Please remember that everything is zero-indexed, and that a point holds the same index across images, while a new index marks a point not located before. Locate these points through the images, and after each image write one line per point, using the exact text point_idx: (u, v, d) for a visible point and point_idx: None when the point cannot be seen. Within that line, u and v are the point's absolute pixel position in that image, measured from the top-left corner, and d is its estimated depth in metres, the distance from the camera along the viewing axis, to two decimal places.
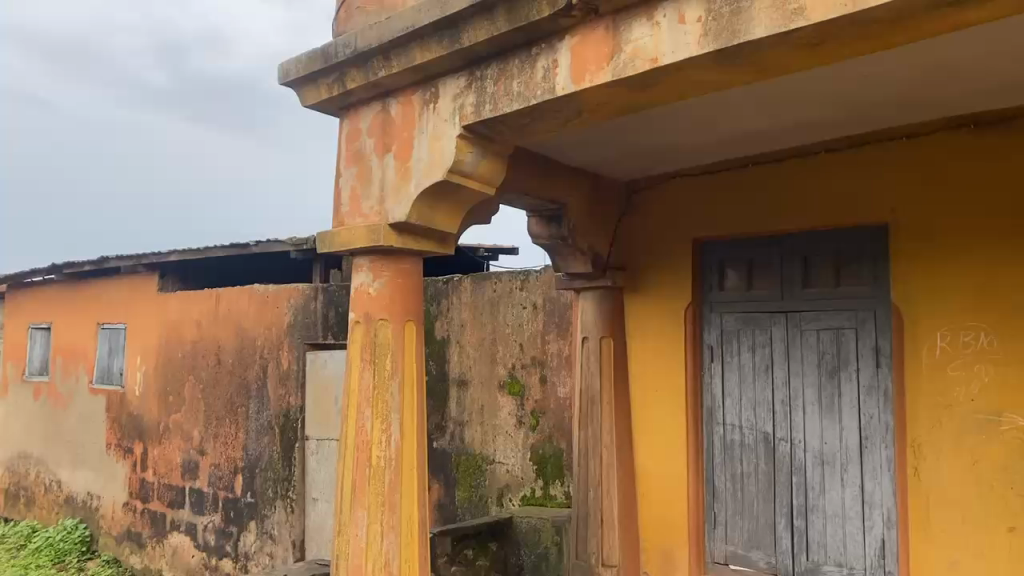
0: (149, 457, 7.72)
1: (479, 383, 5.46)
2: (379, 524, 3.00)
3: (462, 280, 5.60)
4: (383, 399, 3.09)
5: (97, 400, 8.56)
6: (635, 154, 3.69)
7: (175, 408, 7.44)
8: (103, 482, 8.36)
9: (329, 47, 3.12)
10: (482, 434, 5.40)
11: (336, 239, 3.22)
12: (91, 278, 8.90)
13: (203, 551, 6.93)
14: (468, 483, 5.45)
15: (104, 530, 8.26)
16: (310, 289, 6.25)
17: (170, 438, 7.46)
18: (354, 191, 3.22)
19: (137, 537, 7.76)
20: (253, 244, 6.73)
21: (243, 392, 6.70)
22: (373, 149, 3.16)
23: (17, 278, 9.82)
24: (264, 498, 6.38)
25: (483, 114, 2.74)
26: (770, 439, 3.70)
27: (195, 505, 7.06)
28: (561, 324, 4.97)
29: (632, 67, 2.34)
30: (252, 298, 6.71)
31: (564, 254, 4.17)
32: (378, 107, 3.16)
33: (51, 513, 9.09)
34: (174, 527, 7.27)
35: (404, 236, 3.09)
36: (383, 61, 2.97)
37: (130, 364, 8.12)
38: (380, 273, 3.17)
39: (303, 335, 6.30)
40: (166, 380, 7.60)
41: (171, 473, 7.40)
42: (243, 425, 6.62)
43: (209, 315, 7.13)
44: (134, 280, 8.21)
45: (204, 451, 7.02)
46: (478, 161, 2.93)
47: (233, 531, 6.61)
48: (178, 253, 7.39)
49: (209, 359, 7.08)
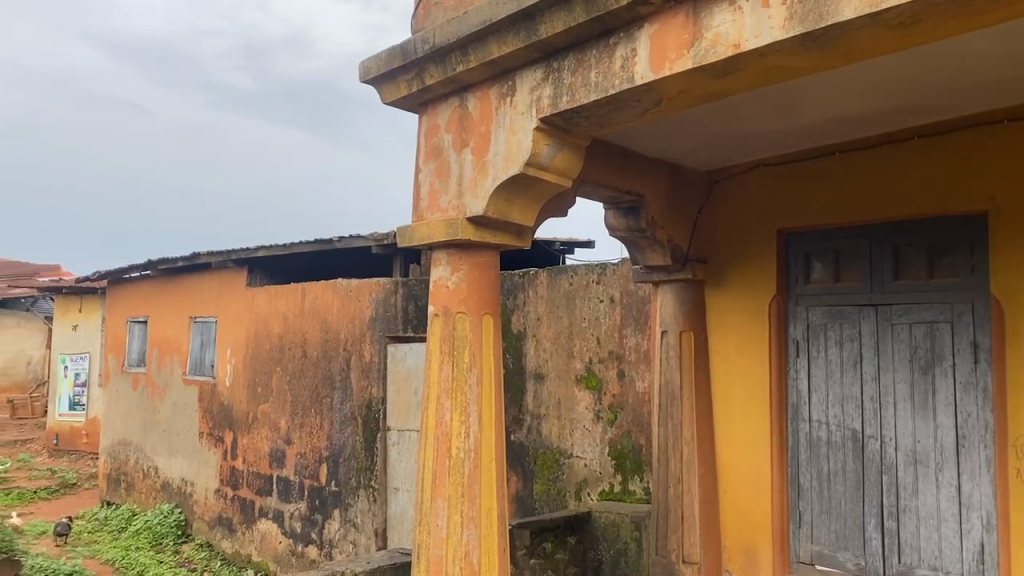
0: (239, 445, 8.01)
1: (556, 376, 5.45)
2: (459, 515, 3.03)
3: (539, 273, 5.60)
4: (462, 391, 3.12)
5: (190, 391, 8.94)
6: (715, 144, 3.61)
7: (263, 399, 7.70)
8: (196, 469, 8.73)
9: (408, 44, 3.16)
10: (560, 428, 5.40)
11: (415, 234, 3.27)
12: (184, 274, 9.29)
13: (289, 537, 7.15)
14: (546, 477, 5.45)
15: (197, 515, 8.61)
16: (390, 284, 6.35)
17: (258, 427, 7.73)
18: (433, 187, 3.26)
19: (228, 523, 8.06)
20: (336, 240, 6.88)
21: (327, 383, 6.88)
22: (451, 145, 3.19)
23: (117, 274, 10.32)
24: (348, 487, 6.52)
25: (560, 106, 2.72)
26: (859, 437, 3.57)
27: (282, 493, 7.29)
28: (639, 318, 4.91)
29: (714, 53, 2.29)
30: (336, 292, 6.87)
31: (642, 247, 4.13)
32: (455, 103, 3.18)
33: (150, 498, 9.54)
34: (263, 513, 7.52)
35: (482, 230, 3.11)
36: (461, 57, 2.99)
37: (221, 357, 8.44)
38: (458, 267, 3.20)
39: (384, 328, 6.41)
40: (254, 371, 7.87)
41: (259, 461, 7.67)
42: (328, 415, 6.80)
43: (295, 309, 7.35)
44: (223, 275, 8.53)
45: (291, 441, 7.23)
46: (555, 154, 2.92)
47: (318, 519, 6.80)
48: (265, 250, 7.64)
49: (295, 352, 7.30)
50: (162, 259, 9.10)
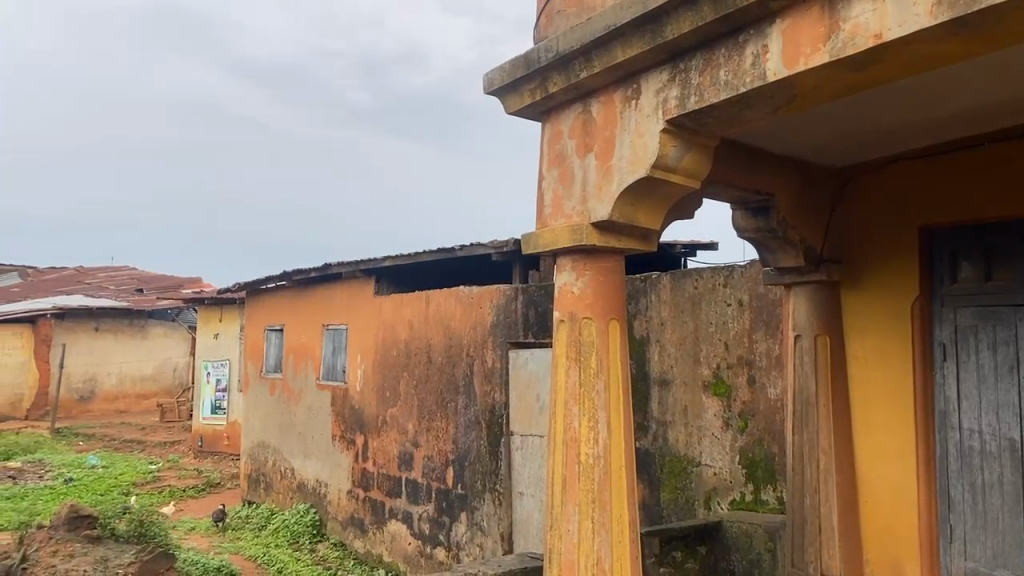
0: (369, 448, 8.30)
1: (682, 382, 5.35)
2: (591, 521, 3.02)
3: (662, 277, 5.51)
4: (590, 397, 3.11)
5: (323, 395, 9.35)
6: (849, 138, 3.45)
7: (391, 403, 7.95)
8: (330, 470, 9.10)
9: (531, 53, 3.20)
10: (687, 435, 5.29)
11: (540, 240, 3.29)
12: (315, 285, 9.72)
13: (418, 539, 7.32)
14: (673, 484, 5.36)
15: (331, 515, 8.96)
16: (511, 290, 6.41)
17: (387, 430, 7.98)
18: (557, 194, 3.27)
19: (360, 523, 8.34)
20: (458, 247, 7.02)
21: (452, 387, 7.03)
22: (575, 150, 3.18)
23: (255, 285, 10.93)
24: (474, 490, 6.64)
25: (688, 107, 2.68)
26: (1018, 447, 3.31)
27: (411, 495, 7.49)
28: (770, 322, 4.76)
29: (853, 45, 2.20)
30: (459, 299, 7.00)
31: (772, 248, 4.00)
32: (579, 108, 3.18)
33: (287, 498, 10.01)
34: (393, 514, 7.75)
35: (607, 235, 3.10)
36: (585, 63, 2.99)
37: (351, 362, 8.78)
38: (583, 273, 3.20)
39: (506, 334, 6.44)
40: (382, 377, 8.14)
41: (389, 463, 7.91)
42: (453, 419, 6.96)
43: (420, 315, 7.55)
44: (353, 284, 8.87)
45: (418, 444, 7.44)
46: (682, 156, 2.88)
47: (446, 521, 6.94)
48: (390, 259, 7.88)
49: (420, 357, 7.50)
50: (296, 270, 9.55)
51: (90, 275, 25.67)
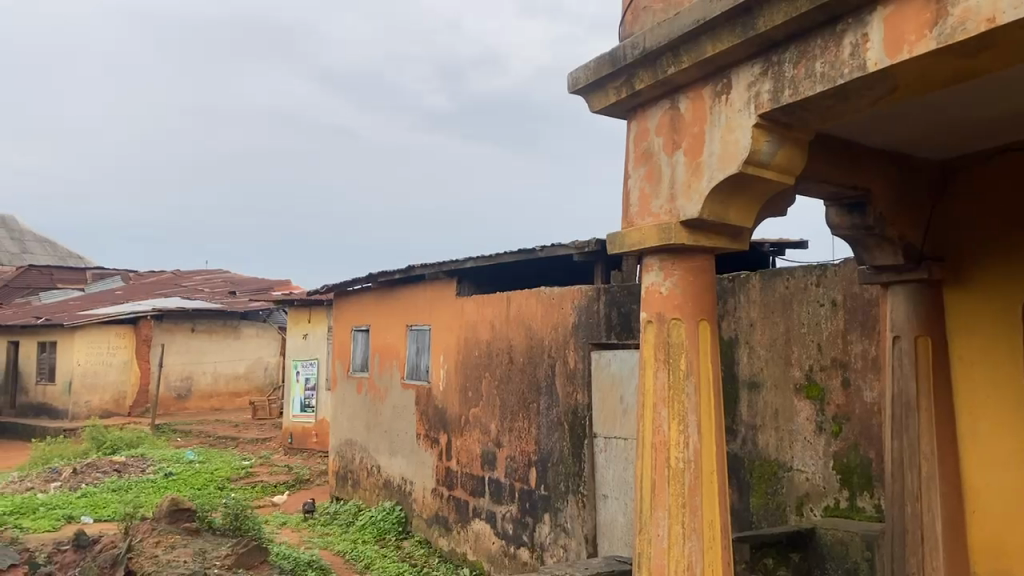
0: (453, 447, 8.37)
1: (773, 386, 5.20)
2: (681, 526, 2.97)
3: (751, 277, 5.37)
4: (679, 400, 3.06)
5: (408, 394, 9.50)
6: (954, 129, 3.28)
7: (474, 403, 8.02)
8: (414, 469, 9.23)
9: (617, 51, 3.17)
10: (778, 440, 5.14)
11: (626, 239, 3.25)
12: (399, 286, 9.89)
13: (502, 538, 7.34)
14: (763, 489, 5.22)
15: (416, 513, 9.09)
16: (594, 290, 6.32)
17: (470, 430, 8.04)
18: (644, 192, 3.22)
19: (444, 521, 8.43)
20: (539, 248, 7.01)
21: (534, 388, 7.03)
22: (663, 148, 3.13)
23: (341, 287, 11.20)
24: (557, 492, 6.61)
25: (781, 100, 2.60)
26: None
27: (494, 495, 7.53)
28: (866, 323, 4.59)
29: (963, 30, 2.09)
30: (540, 299, 6.99)
31: (869, 247, 3.83)
32: (667, 105, 3.13)
33: (373, 495, 10.21)
34: (477, 514, 7.80)
35: (697, 233, 3.04)
36: (673, 58, 2.94)
37: (434, 363, 8.90)
38: (671, 273, 3.14)
39: (588, 335, 6.37)
40: (465, 377, 8.21)
41: (472, 463, 7.98)
42: (535, 420, 6.96)
43: (501, 316, 7.58)
44: (436, 285, 8.97)
45: (501, 444, 7.47)
46: (776, 151, 2.79)
47: (529, 522, 6.94)
48: (471, 261, 7.94)
49: (502, 357, 7.53)
50: (381, 272, 9.74)
51: (187, 278, 26.84)
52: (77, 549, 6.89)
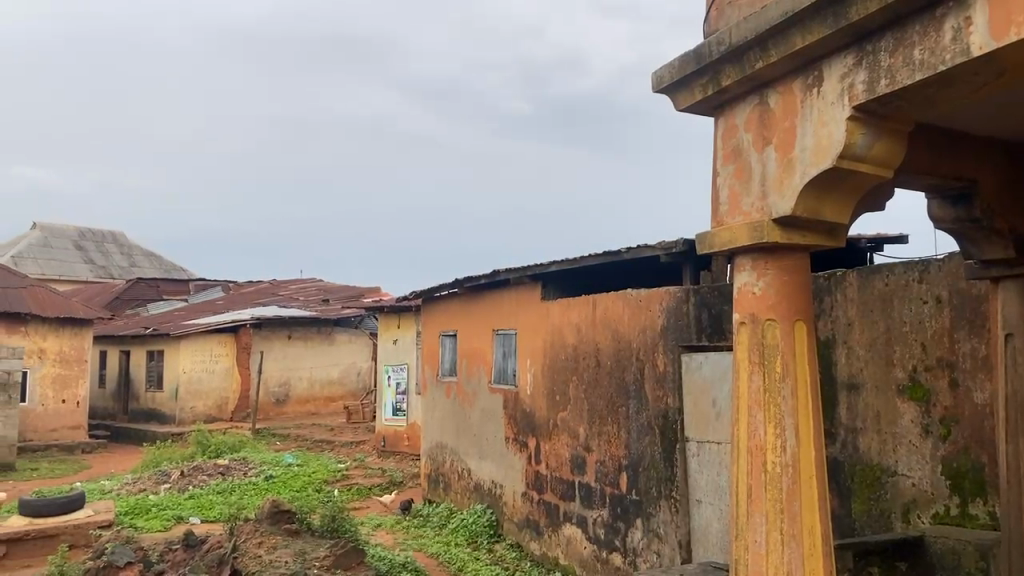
0: (542, 451, 8.38)
1: (874, 387, 4.99)
2: (779, 532, 2.89)
3: (847, 275, 5.18)
4: (776, 403, 2.97)
5: (496, 399, 9.57)
6: None
7: (562, 407, 8.01)
8: (504, 472, 9.28)
9: (702, 48, 3.12)
10: (880, 443, 4.93)
11: (716, 239, 3.19)
12: (485, 292, 9.97)
13: (594, 543, 7.29)
14: (864, 495, 5.02)
15: (507, 517, 9.14)
16: (683, 291, 6.21)
17: (559, 434, 8.03)
18: (733, 190, 3.15)
19: (535, 525, 8.43)
20: (624, 250, 6.94)
21: (623, 392, 6.97)
22: (752, 144, 3.06)
23: (429, 293, 11.38)
24: (649, 496, 6.53)
25: (877, 90, 2.50)
26: None
27: (585, 499, 7.49)
28: (974, 320, 4.36)
29: None
30: (627, 302, 6.93)
31: (976, 240, 3.64)
32: (755, 101, 3.05)
33: (465, 498, 10.32)
34: (568, 518, 7.78)
35: (790, 231, 2.96)
36: (761, 53, 2.87)
37: (521, 367, 8.93)
38: (764, 272, 3.07)
39: (677, 338, 6.26)
40: (552, 381, 8.21)
41: (561, 467, 7.96)
42: (625, 424, 6.89)
43: (587, 319, 7.55)
44: (521, 290, 9.01)
45: (590, 448, 7.44)
46: (873, 143, 2.69)
47: (621, 527, 6.87)
48: (556, 265, 7.92)
49: (589, 361, 7.49)
50: (467, 278, 9.85)
51: (283, 287, 27.80)
52: (186, 548, 7.23)
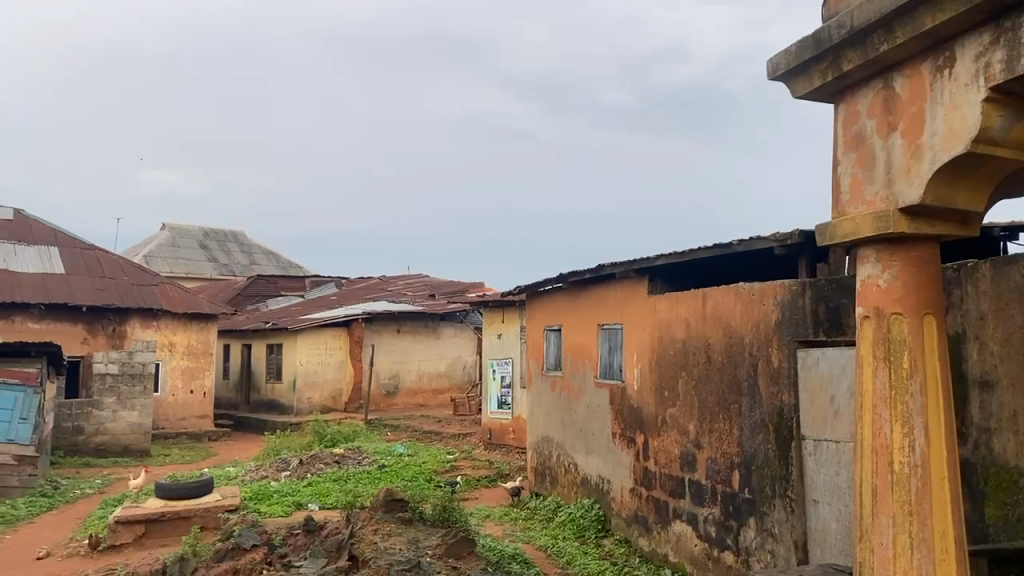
0: (650, 447, 8.30)
1: (1010, 385, 4.69)
2: (908, 535, 2.77)
3: (980, 265, 4.88)
4: (903, 400, 2.85)
5: (602, 393, 9.54)
6: None
7: (671, 403, 7.91)
8: (612, 468, 9.23)
9: (821, 32, 3.01)
10: (1017, 445, 4.62)
11: (837, 230, 3.08)
12: (590, 286, 9.95)
13: (706, 541, 7.16)
14: (1000, 500, 4.74)
15: (615, 512, 9.10)
16: (798, 285, 6.02)
17: (668, 430, 7.94)
18: (856, 179, 3.03)
19: (644, 521, 8.36)
20: (735, 242, 6.78)
21: (735, 388, 6.82)
22: (876, 131, 2.93)
23: (533, 288, 11.45)
24: (763, 496, 6.35)
25: (1016, 69, 2.35)
26: None
27: (696, 496, 7.38)
28: None
29: None
30: (739, 296, 6.77)
31: None
32: (879, 85, 2.93)
33: (572, 492, 10.34)
34: (678, 515, 7.67)
35: (918, 221, 2.83)
36: (886, 35, 2.75)
37: (628, 363, 8.87)
38: (889, 264, 2.94)
39: (793, 333, 6.07)
40: (661, 377, 8.12)
41: (671, 464, 7.86)
42: (737, 422, 6.74)
43: (697, 314, 7.43)
44: (627, 284, 8.94)
45: (701, 446, 7.31)
46: (1011, 126, 2.53)
47: (734, 525, 6.73)
48: (664, 258, 7.80)
49: (700, 357, 7.36)
50: (571, 272, 9.84)
51: (391, 283, 28.56)
52: (307, 533, 7.56)
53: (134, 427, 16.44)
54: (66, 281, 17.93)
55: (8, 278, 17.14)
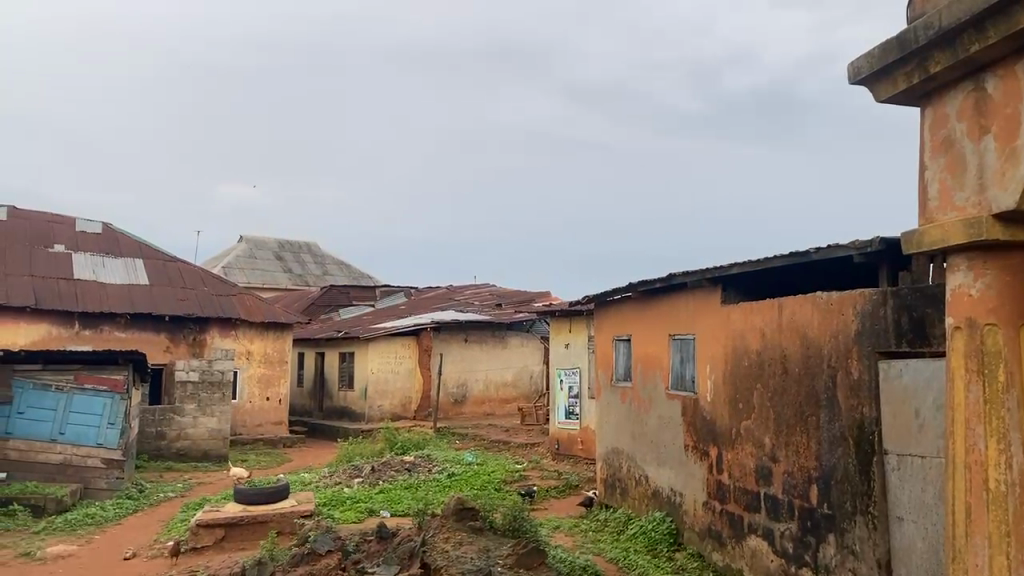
0: (724, 460, 8.14)
1: None
2: (1005, 557, 2.65)
3: None
4: (999, 415, 2.71)
5: (674, 405, 9.40)
6: None
7: (745, 415, 7.75)
8: (684, 481, 9.09)
9: (906, 34, 2.93)
10: None
11: (924, 238, 2.98)
12: (662, 295, 9.82)
13: (782, 557, 6.98)
14: None
15: (688, 525, 8.94)
16: (879, 294, 5.83)
17: (742, 443, 7.78)
18: (945, 185, 2.93)
19: (718, 535, 8.20)
20: (813, 250, 6.60)
21: (812, 401, 6.63)
22: (967, 134, 2.82)
23: (603, 297, 11.39)
24: (843, 512, 6.15)
25: None
26: None
27: (772, 511, 7.20)
28: None
29: None
30: (816, 306, 6.60)
31: None
32: (970, 87, 2.81)
33: (643, 504, 10.21)
34: (753, 530, 7.50)
35: (1013, 228, 2.71)
36: (977, 34, 2.65)
37: (701, 374, 8.72)
38: (982, 273, 2.81)
39: (873, 343, 5.88)
40: (735, 389, 7.96)
41: (746, 477, 7.68)
42: (815, 435, 6.56)
43: (773, 324, 7.27)
44: (699, 294, 8.80)
45: (777, 459, 7.13)
46: None
47: (812, 542, 6.54)
48: (738, 266, 7.65)
49: (776, 368, 7.19)
50: (642, 281, 9.73)
51: (459, 292, 28.81)
52: (381, 540, 7.68)
53: (213, 433, 16.95)
54: (149, 291, 18.67)
55: (96, 288, 17.98)
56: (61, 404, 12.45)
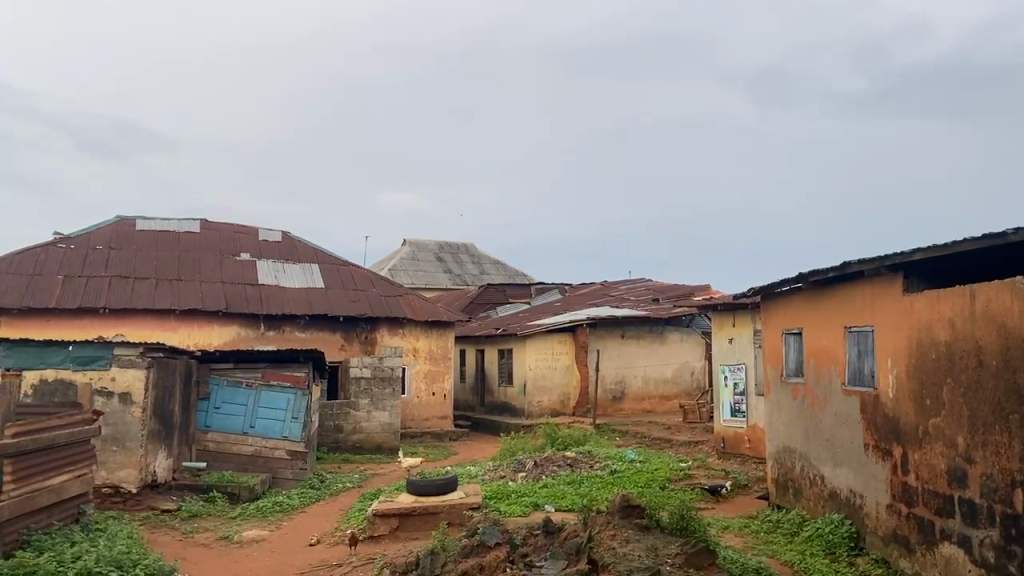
0: (911, 460, 7.58)
1: None
2: None
3: None
4: None
5: (851, 402, 8.87)
6: None
7: (934, 413, 7.17)
8: (865, 482, 8.55)
9: None
10: None
11: None
12: (835, 285, 9.28)
13: (982, 567, 6.39)
14: None
15: (870, 530, 8.40)
16: None
17: (931, 443, 7.20)
18: None
19: (905, 541, 7.66)
20: (1010, 232, 5.99)
21: (1014, 397, 6.03)
22: None
23: (769, 290, 10.92)
24: None
25: None
26: None
27: (969, 517, 6.61)
28: None
29: None
30: (1016, 293, 5.99)
31: None
32: None
33: (819, 506, 9.70)
34: (946, 536, 6.93)
35: None
36: None
37: (882, 369, 8.16)
38: None
39: None
40: (921, 385, 7.38)
41: (937, 480, 7.10)
42: (1019, 435, 5.95)
43: (964, 313, 6.67)
44: (878, 284, 8.24)
45: (973, 460, 6.54)
46: None
47: (1018, 552, 5.95)
48: (922, 252, 7.08)
49: (969, 361, 6.60)
50: (813, 272, 9.24)
51: (615, 288, 28.63)
52: (547, 534, 7.74)
53: (386, 427, 17.79)
54: (325, 294, 19.87)
55: (279, 292, 19.36)
56: (251, 399, 13.53)
